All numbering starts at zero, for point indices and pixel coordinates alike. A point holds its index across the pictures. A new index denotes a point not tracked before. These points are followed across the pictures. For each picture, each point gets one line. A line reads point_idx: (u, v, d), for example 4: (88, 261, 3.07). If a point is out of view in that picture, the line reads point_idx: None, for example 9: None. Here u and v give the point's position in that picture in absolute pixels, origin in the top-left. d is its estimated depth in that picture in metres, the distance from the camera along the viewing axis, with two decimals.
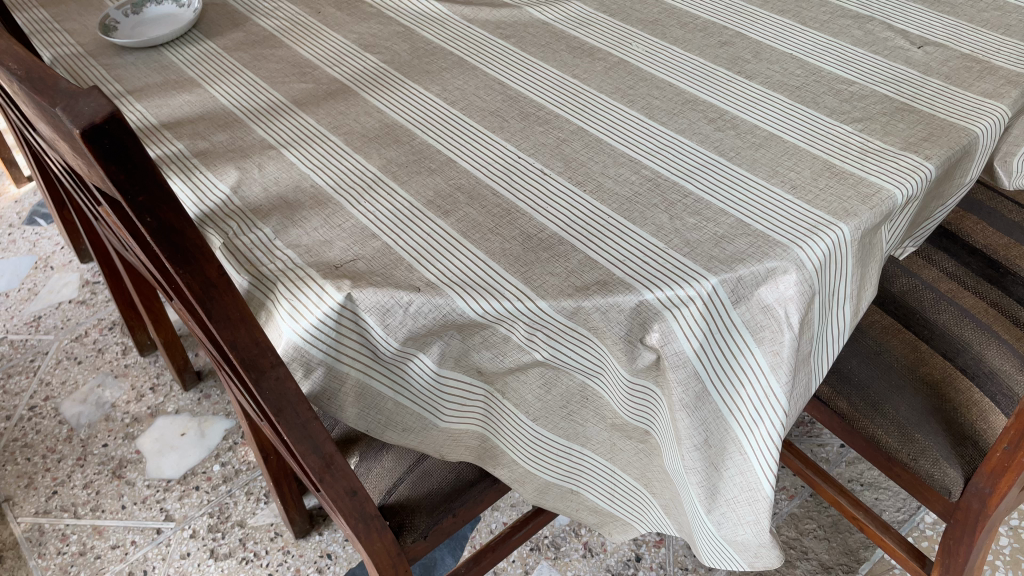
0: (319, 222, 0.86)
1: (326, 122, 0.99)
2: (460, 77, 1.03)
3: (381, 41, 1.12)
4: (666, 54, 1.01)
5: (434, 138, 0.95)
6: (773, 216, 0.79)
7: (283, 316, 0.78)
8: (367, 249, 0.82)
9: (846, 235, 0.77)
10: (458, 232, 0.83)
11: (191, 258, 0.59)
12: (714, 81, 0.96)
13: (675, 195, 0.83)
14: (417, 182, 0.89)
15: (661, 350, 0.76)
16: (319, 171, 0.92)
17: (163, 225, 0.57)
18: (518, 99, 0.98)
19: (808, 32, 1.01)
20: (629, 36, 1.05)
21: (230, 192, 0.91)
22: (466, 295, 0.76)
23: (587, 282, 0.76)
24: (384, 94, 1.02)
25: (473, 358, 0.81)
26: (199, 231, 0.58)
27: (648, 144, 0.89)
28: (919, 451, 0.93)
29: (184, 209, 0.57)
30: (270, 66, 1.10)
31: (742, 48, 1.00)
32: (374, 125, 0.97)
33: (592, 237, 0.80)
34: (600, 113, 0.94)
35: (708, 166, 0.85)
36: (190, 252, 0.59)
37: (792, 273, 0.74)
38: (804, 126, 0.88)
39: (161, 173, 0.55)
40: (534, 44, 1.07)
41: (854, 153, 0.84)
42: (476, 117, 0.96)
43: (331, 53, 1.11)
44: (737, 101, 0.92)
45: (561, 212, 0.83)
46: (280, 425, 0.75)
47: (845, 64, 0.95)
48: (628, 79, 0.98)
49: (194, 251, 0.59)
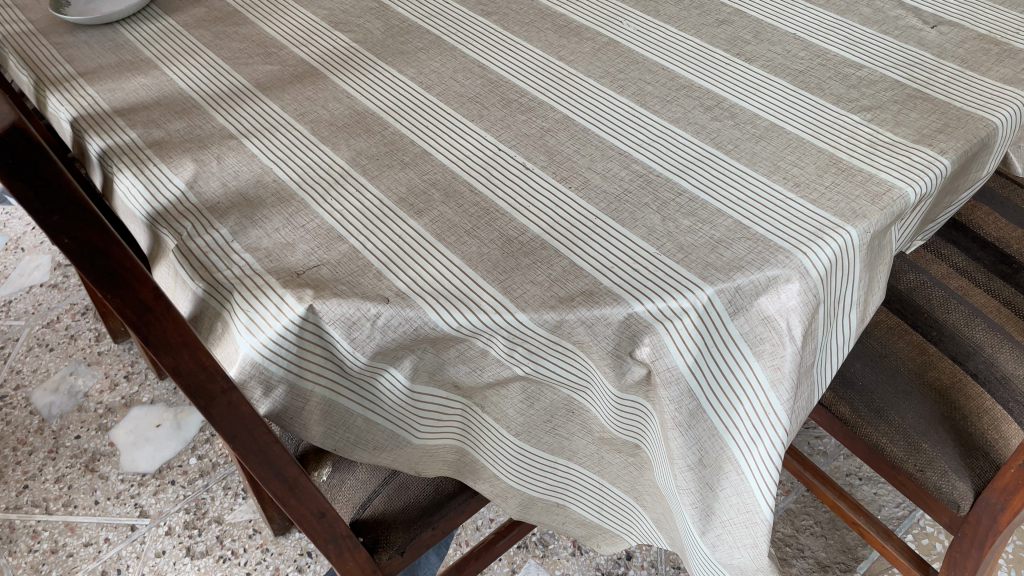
0: (281, 222, 0.79)
1: (291, 109, 0.91)
2: (437, 59, 0.95)
3: (352, 18, 1.04)
4: (659, 34, 0.93)
5: (408, 127, 0.87)
6: (775, 217, 0.72)
7: (239, 330, 0.72)
8: (333, 253, 0.75)
9: (855, 239, 0.70)
10: (432, 234, 0.76)
11: (120, 281, 0.53)
12: (711, 64, 0.88)
13: (668, 194, 0.76)
14: (388, 177, 0.82)
15: (652, 365, 0.70)
16: (282, 164, 0.85)
17: (85, 246, 0.50)
18: (499, 84, 0.90)
19: (813, 9, 0.94)
20: (619, 14, 0.97)
21: (185, 187, 0.84)
22: (439, 307, 0.69)
23: (570, 293, 0.69)
24: (355, 77, 0.94)
25: (448, 372, 0.75)
26: (129, 251, 0.52)
27: (639, 136, 0.82)
28: (927, 462, 0.88)
29: (109, 228, 0.51)
30: (232, 45, 1.02)
31: (741, 27, 0.92)
32: (343, 113, 0.90)
33: (577, 241, 0.73)
34: (588, 100, 0.87)
35: (705, 161, 0.78)
36: (118, 275, 0.53)
37: (795, 281, 0.69)
38: (808, 115, 0.81)
39: (80, 190, 0.49)
40: (517, 22, 0.99)
41: (862, 146, 0.77)
42: (453, 104, 0.89)
43: (299, 31, 1.03)
44: (737, 88, 0.85)
45: (543, 212, 0.76)
46: (236, 449, 0.73)
47: (852, 46, 0.88)
48: (618, 62, 0.91)
49: (122, 274, 0.53)
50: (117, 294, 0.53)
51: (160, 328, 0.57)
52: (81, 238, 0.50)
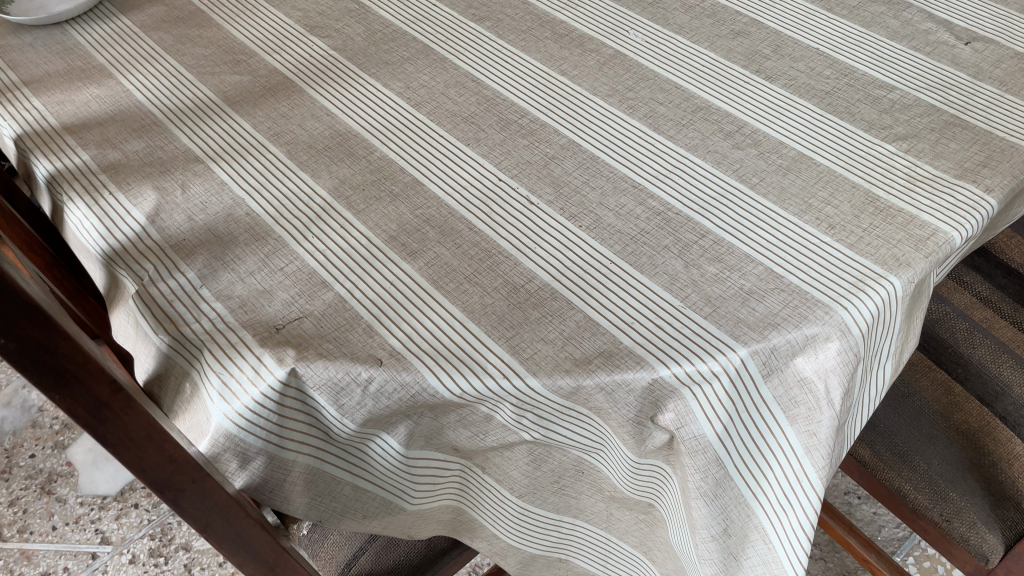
0: (256, 265, 0.70)
1: (265, 128, 0.82)
2: (426, 71, 0.86)
3: (330, 21, 0.94)
4: (670, 46, 0.85)
5: (397, 151, 0.79)
6: (809, 265, 0.65)
7: (210, 395, 0.63)
8: (317, 303, 0.67)
9: (899, 291, 0.64)
10: (428, 280, 0.68)
11: (43, 350, 0.47)
12: (729, 83, 0.81)
13: (690, 235, 0.68)
14: (376, 211, 0.73)
15: (676, 432, 0.64)
16: (256, 194, 0.76)
17: (24, 343, 0.46)
18: (496, 102, 0.82)
19: (836, 20, 0.86)
20: (625, 22, 0.89)
21: (145, 221, 0.74)
22: (439, 370, 0.61)
23: (587, 354, 0.61)
24: (335, 91, 0.85)
25: (447, 436, 0.67)
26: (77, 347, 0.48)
27: (654, 166, 0.74)
28: (954, 512, 0.82)
29: (53, 326, 0.47)
30: (196, 51, 0.92)
31: (759, 39, 0.85)
32: (323, 134, 0.81)
33: (592, 291, 0.66)
34: (596, 124, 0.79)
35: (729, 197, 0.71)
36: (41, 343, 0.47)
37: (835, 340, 0.62)
38: (838, 144, 0.74)
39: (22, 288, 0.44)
40: (513, 29, 0.90)
41: (900, 181, 0.71)
42: (446, 125, 0.80)
43: (271, 35, 0.93)
44: (759, 111, 0.78)
45: (552, 256, 0.68)
46: (211, 538, 0.68)
47: (881, 64, 0.81)
48: (627, 78, 0.83)
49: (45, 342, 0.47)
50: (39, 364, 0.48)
51: (88, 395, 0.51)
52: (4, 311, 0.44)
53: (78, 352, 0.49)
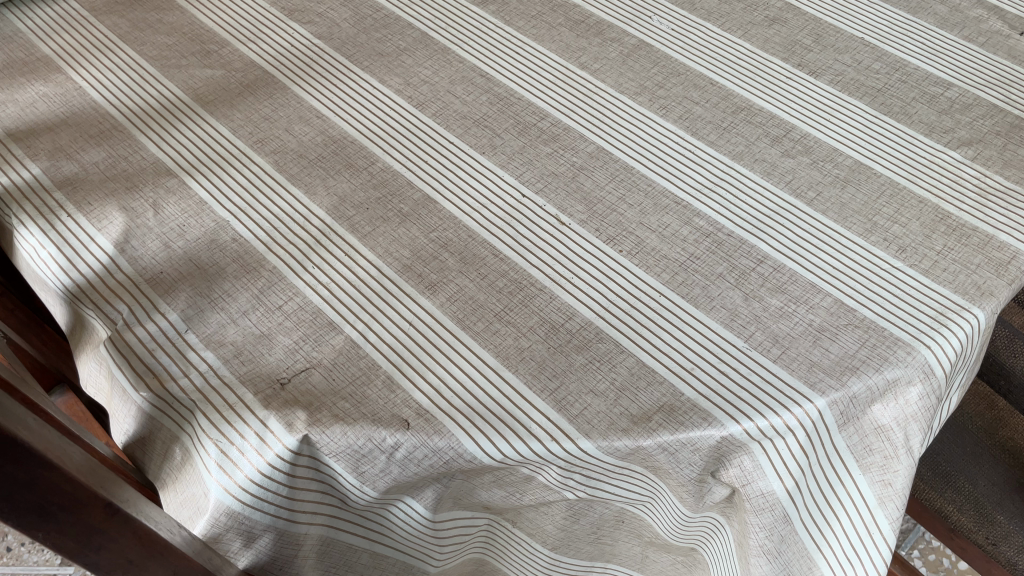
0: (250, 303, 0.61)
1: (246, 134, 0.72)
2: (427, 65, 0.76)
3: (311, 3, 0.83)
4: (699, 36, 0.77)
5: (402, 162, 0.69)
6: (882, 296, 0.59)
7: (206, 465, 0.54)
8: (325, 349, 0.58)
9: (981, 324, 0.58)
10: (453, 319, 0.59)
11: (28, 493, 0.44)
12: (769, 80, 0.73)
13: (745, 261, 0.61)
14: (385, 235, 0.64)
15: (741, 489, 0.57)
16: (244, 215, 0.66)
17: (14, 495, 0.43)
18: (511, 101, 0.73)
19: (879, 6, 0.79)
20: (647, 6, 0.80)
21: (114, 251, 0.64)
22: (477, 432, 0.54)
23: (645, 409, 0.54)
24: (326, 89, 0.75)
25: (479, 496, 0.59)
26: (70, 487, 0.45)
27: (696, 178, 0.66)
28: (1002, 535, 0.77)
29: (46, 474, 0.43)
30: (158, 39, 0.80)
31: (797, 28, 0.77)
32: (316, 140, 0.71)
33: (642, 330, 0.58)
34: (626, 128, 0.70)
35: (784, 214, 0.64)
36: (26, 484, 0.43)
37: (917, 383, 0.56)
38: (897, 151, 0.67)
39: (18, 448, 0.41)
40: (521, 14, 0.80)
41: (970, 194, 0.64)
42: (457, 130, 0.71)
43: (244, 20, 0.82)
44: (806, 112, 0.70)
45: (592, 288, 0.60)
46: None
47: (934, 57, 0.74)
48: (655, 73, 0.74)
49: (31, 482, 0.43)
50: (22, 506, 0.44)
51: (78, 520, 0.48)
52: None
53: (64, 484, 0.45)
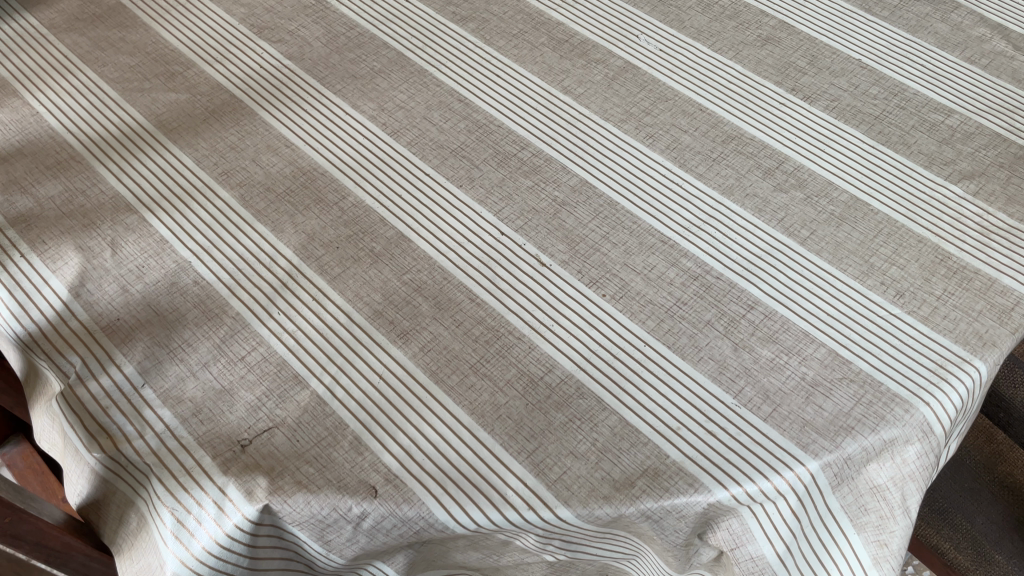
0: (211, 354, 0.57)
1: (211, 165, 0.68)
2: (403, 88, 0.73)
3: (281, 19, 0.79)
4: (688, 57, 0.73)
5: (375, 196, 0.66)
6: (879, 346, 0.56)
7: (161, 535, 0.51)
8: (290, 406, 0.55)
9: (983, 377, 0.55)
10: (426, 372, 0.56)
11: None
12: (761, 106, 0.69)
13: (735, 306, 0.58)
14: (355, 277, 0.61)
15: (729, 552, 0.54)
16: (207, 255, 0.63)
17: None
18: (490, 129, 0.69)
19: (876, 24, 0.75)
20: (634, 25, 0.76)
21: (69, 296, 0.61)
22: (449, 501, 0.51)
23: (629, 473, 0.51)
24: (295, 115, 0.71)
25: (454, 557, 0.57)
26: None
27: (684, 215, 0.63)
28: None
29: None
30: (120, 59, 0.76)
31: (791, 48, 0.73)
32: (284, 172, 0.67)
33: (625, 384, 0.55)
34: (611, 159, 0.67)
35: (776, 255, 0.60)
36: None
37: (915, 442, 0.53)
38: (896, 185, 0.64)
39: None
40: (501, 33, 0.76)
41: (972, 232, 0.61)
42: (433, 160, 0.68)
43: (210, 38, 0.78)
44: (800, 141, 0.67)
45: (573, 337, 0.57)
46: None
47: (933, 80, 0.70)
48: (642, 98, 0.70)
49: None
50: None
51: None
52: None
53: None
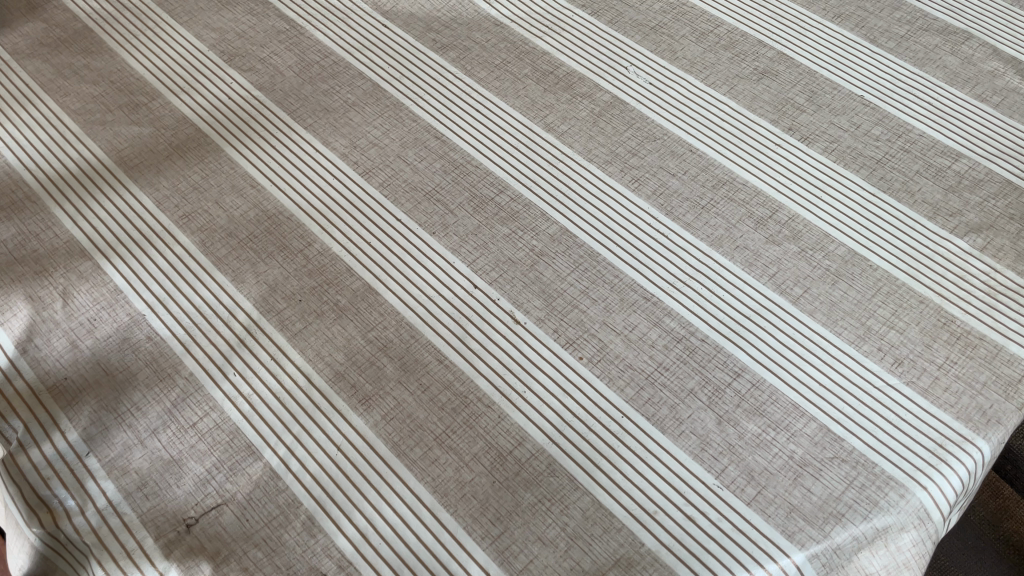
0: (161, 420, 0.54)
1: (171, 207, 0.65)
2: (377, 123, 0.69)
3: (253, 46, 0.75)
4: (680, 92, 0.69)
5: (342, 243, 0.62)
6: (874, 421, 0.52)
7: None
8: (240, 480, 0.51)
9: (986, 458, 0.51)
10: (387, 443, 0.52)
11: None
12: (755, 147, 0.65)
13: (720, 373, 0.54)
14: (317, 335, 0.57)
15: None
16: (162, 307, 0.59)
17: None
18: (467, 170, 0.66)
19: (881, 56, 0.71)
20: (623, 55, 0.72)
21: (15, 352, 0.57)
22: None
23: (599, 563, 0.47)
24: (263, 152, 0.68)
25: None
26: None
27: (669, 269, 0.59)
28: None
29: None
30: (82, 88, 0.73)
31: (789, 82, 0.69)
32: (248, 216, 0.64)
33: (600, 460, 0.51)
34: (594, 205, 0.63)
35: (766, 315, 0.56)
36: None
37: (911, 531, 0.48)
38: (897, 238, 0.59)
39: None
40: (483, 63, 0.72)
41: (979, 293, 0.57)
42: (405, 204, 0.64)
43: (178, 65, 0.74)
44: (796, 188, 0.62)
45: (546, 405, 0.53)
46: None
47: (940, 121, 0.66)
48: (628, 137, 0.66)
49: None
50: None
51: None
52: None
53: None
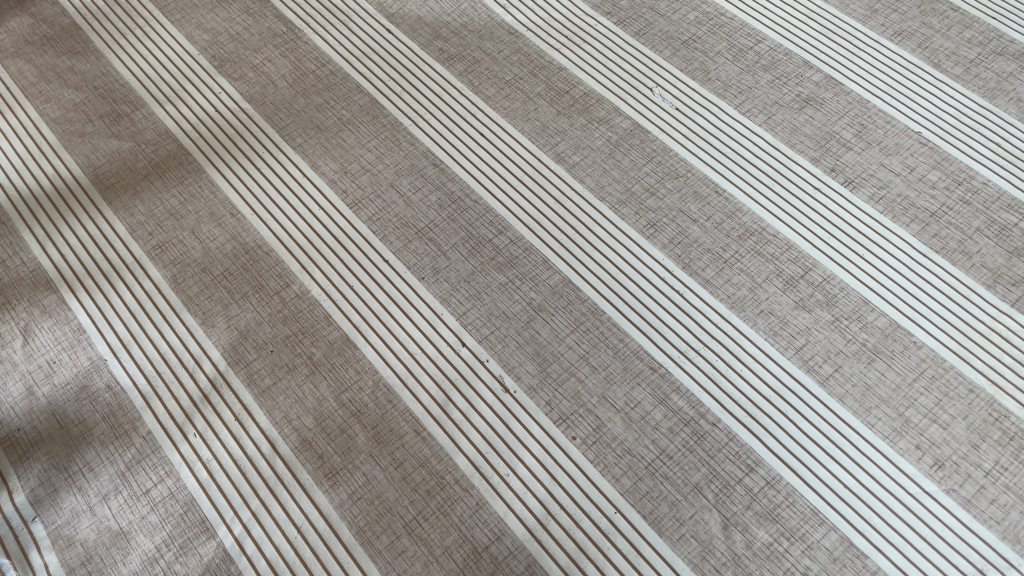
0: (113, 484, 0.50)
1: (144, 236, 0.60)
2: (371, 146, 0.63)
3: (246, 50, 0.69)
4: (709, 121, 0.61)
5: (323, 285, 0.57)
6: (905, 536, 0.45)
7: None
8: (191, 561, 0.47)
9: None
10: (352, 527, 0.47)
11: None
12: (791, 190, 0.57)
13: (731, 467, 0.48)
14: (287, 393, 0.52)
15: None
16: (125, 352, 0.55)
17: None
18: (465, 205, 0.59)
19: (946, 83, 0.62)
20: (648, 75, 0.64)
21: None
22: None
23: None
24: (247, 175, 0.62)
25: None
26: None
27: (682, 333, 0.52)
28: None
29: None
30: (64, 94, 0.68)
31: (835, 113, 0.61)
32: (224, 249, 0.59)
33: (586, 563, 0.45)
34: (603, 252, 0.56)
35: (788, 398, 0.49)
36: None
37: None
38: (948, 310, 0.52)
39: None
40: (493, 79, 0.65)
41: None
42: (395, 243, 0.58)
43: (166, 70, 0.68)
44: (835, 243, 0.55)
45: (530, 491, 0.48)
46: None
47: (1011, 168, 0.57)
48: (647, 173, 0.59)
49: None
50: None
51: None
52: None
53: None
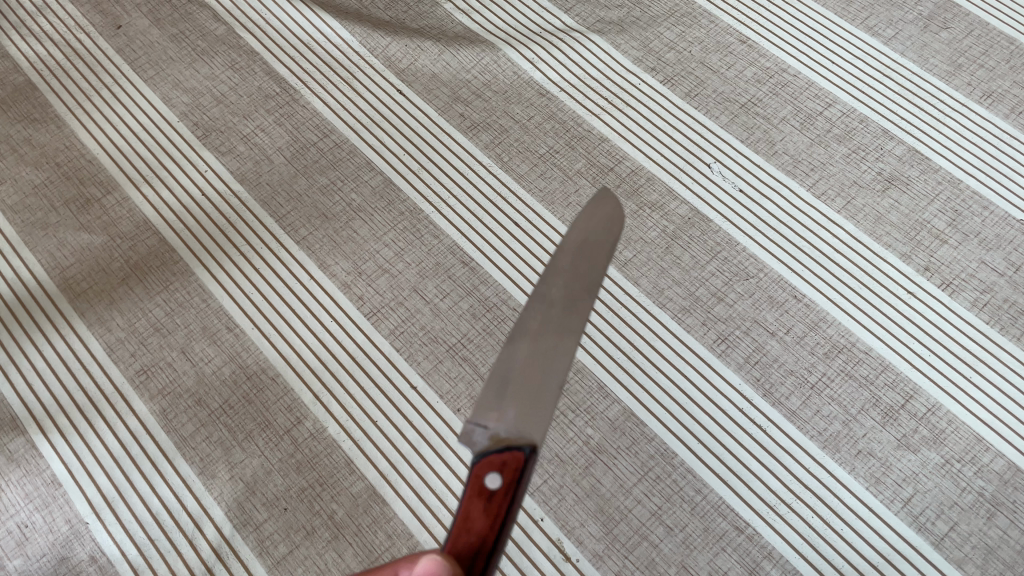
0: None
1: (126, 359, 0.51)
2: (388, 239, 0.54)
3: (234, 117, 0.59)
4: (781, 207, 0.53)
5: (342, 422, 0.48)
6: None
7: None
8: None
9: None
10: None
11: None
12: (883, 296, 0.50)
13: None
14: (308, 565, 0.44)
15: None
16: (111, 514, 0.46)
17: None
18: (503, 315, 0.51)
19: None
20: (706, 148, 0.56)
21: None
22: None
23: None
24: (243, 278, 0.53)
25: None
26: None
27: (768, 482, 0.45)
28: None
29: None
30: (20, 172, 0.57)
31: (923, 195, 0.53)
32: (221, 374, 0.50)
33: None
34: (668, 375, 0.48)
35: (897, 566, 0.43)
36: (571, 335, 0.33)
37: None
38: None
39: None
40: (526, 152, 0.56)
41: None
42: (424, 365, 0.50)
43: (142, 143, 0.59)
44: (937, 364, 0.48)
45: None
46: None
47: None
48: (712, 273, 0.51)
49: (562, 298, 0.34)
50: (552, 404, 0.31)
51: None
52: None
53: None
